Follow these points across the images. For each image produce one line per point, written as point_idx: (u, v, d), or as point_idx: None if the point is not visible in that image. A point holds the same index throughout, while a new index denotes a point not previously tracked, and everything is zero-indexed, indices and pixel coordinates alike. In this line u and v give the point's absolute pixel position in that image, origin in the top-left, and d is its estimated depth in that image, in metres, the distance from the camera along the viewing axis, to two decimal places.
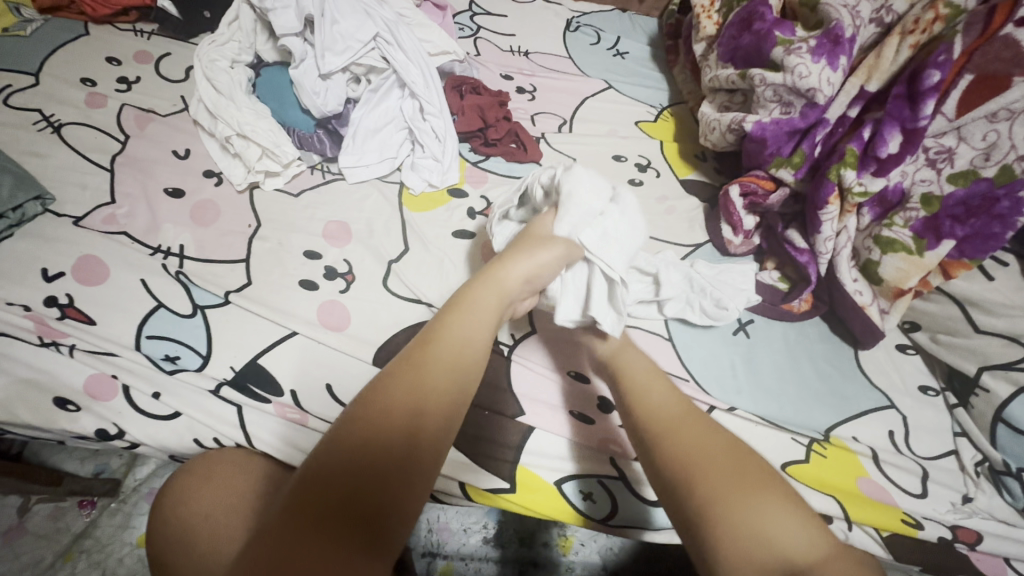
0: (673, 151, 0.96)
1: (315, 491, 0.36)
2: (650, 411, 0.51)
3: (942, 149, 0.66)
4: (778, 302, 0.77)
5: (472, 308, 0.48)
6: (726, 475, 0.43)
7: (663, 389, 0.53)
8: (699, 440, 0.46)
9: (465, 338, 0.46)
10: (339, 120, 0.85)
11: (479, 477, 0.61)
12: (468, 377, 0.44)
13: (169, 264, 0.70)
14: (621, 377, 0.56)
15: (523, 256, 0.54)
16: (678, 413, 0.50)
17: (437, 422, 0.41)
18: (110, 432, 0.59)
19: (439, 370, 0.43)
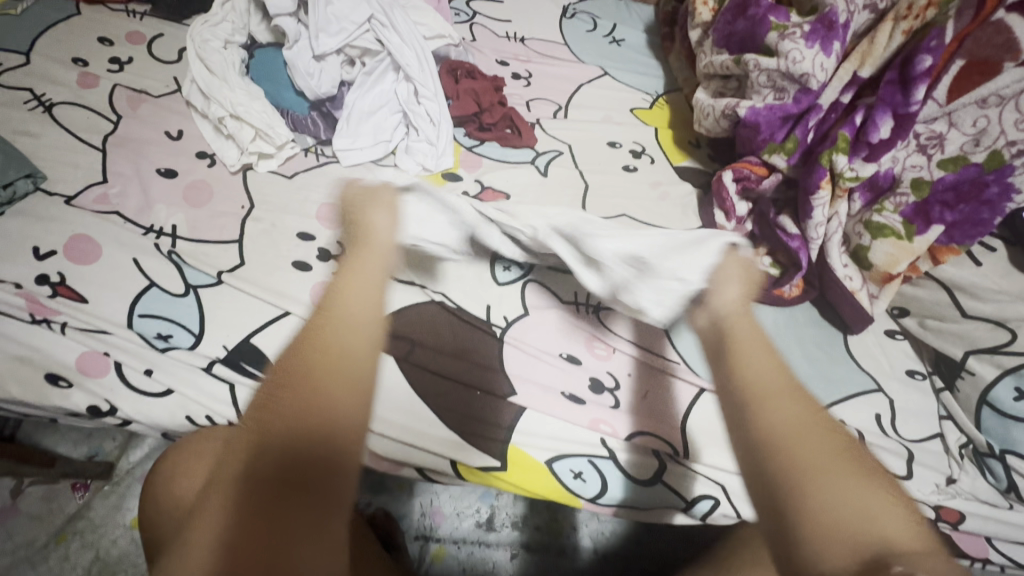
0: (668, 138, 0.96)
1: (286, 469, 0.39)
2: (736, 378, 0.45)
3: (933, 135, 0.67)
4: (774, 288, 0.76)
5: (365, 268, 0.51)
6: (812, 454, 0.40)
7: (767, 354, 0.46)
8: (791, 409, 0.42)
9: (365, 296, 0.48)
10: (334, 103, 0.85)
11: (470, 456, 0.62)
12: (366, 326, 0.46)
13: (162, 244, 0.70)
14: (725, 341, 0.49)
15: (386, 210, 0.58)
16: (773, 386, 0.43)
17: (357, 376, 0.43)
18: (102, 409, 0.60)
19: (345, 329, 0.45)
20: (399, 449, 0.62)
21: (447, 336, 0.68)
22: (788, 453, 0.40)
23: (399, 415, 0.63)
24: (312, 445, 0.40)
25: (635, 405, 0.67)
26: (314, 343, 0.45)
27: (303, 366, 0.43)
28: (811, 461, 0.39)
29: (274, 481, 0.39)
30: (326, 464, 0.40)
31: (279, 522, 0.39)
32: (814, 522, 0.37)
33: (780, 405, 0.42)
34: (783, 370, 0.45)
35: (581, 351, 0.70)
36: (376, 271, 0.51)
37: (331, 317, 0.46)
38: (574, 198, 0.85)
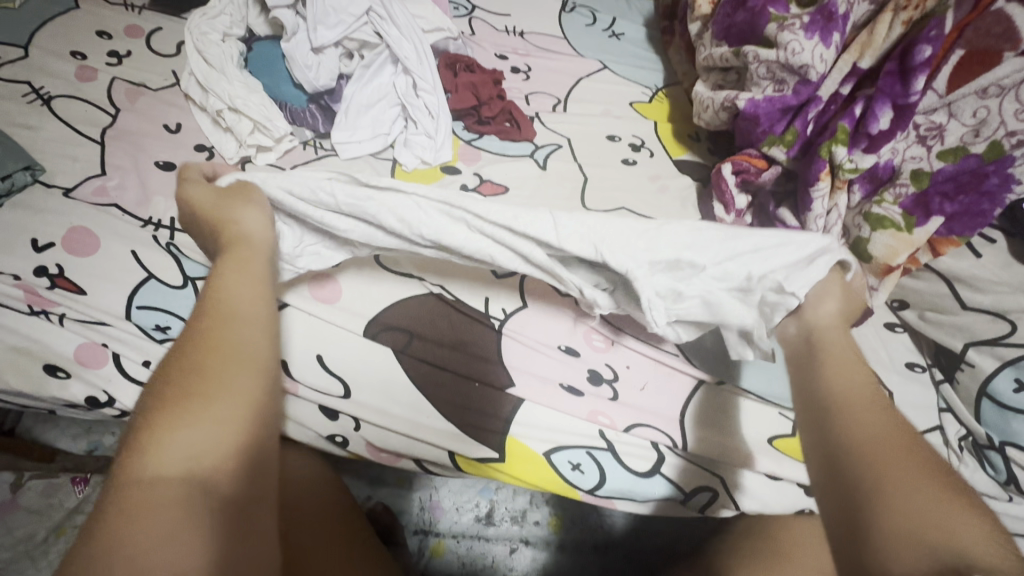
0: (667, 132, 0.96)
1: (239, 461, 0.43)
2: (832, 388, 0.48)
3: (933, 126, 0.66)
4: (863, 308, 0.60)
5: (241, 263, 0.54)
6: (899, 472, 0.41)
7: (850, 362, 0.50)
8: (869, 414, 0.45)
9: (245, 290, 0.52)
10: (332, 96, 0.84)
11: (469, 447, 0.62)
12: (264, 326, 0.51)
13: (160, 236, 0.70)
14: (816, 344, 0.53)
15: (251, 206, 0.59)
16: (867, 392, 0.47)
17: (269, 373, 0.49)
18: (101, 400, 0.60)
19: (249, 329, 0.50)
20: (401, 442, 0.63)
21: (443, 328, 0.68)
22: (883, 469, 0.42)
23: (398, 407, 0.63)
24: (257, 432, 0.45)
25: (633, 396, 0.67)
26: (218, 325, 0.49)
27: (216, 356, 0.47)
28: (895, 477, 0.41)
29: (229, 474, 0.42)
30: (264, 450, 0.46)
31: (231, 508, 0.42)
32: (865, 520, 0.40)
33: (863, 414, 0.45)
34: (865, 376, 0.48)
35: (580, 343, 0.70)
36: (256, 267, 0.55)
37: (223, 312, 0.50)
38: (573, 192, 0.85)
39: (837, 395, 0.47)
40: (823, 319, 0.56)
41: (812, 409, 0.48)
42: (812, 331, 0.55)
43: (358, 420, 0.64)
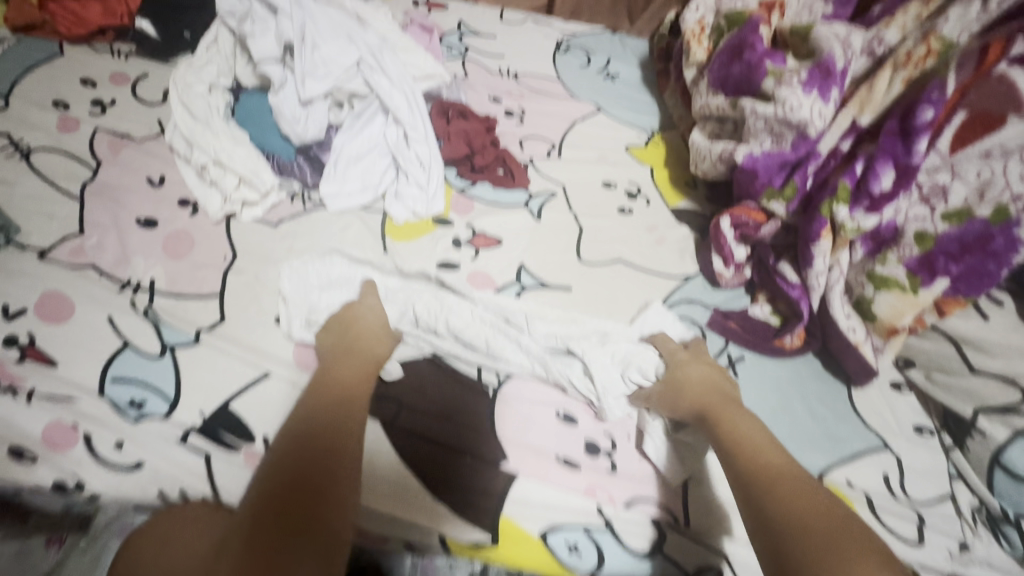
0: (664, 178, 0.94)
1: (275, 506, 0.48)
2: (747, 456, 0.55)
3: (936, 186, 0.65)
4: (715, 378, 0.66)
5: (353, 356, 0.63)
6: (828, 543, 0.45)
7: (769, 446, 0.57)
8: (797, 486, 0.51)
9: (348, 374, 0.61)
10: (320, 146, 0.82)
11: (459, 530, 0.58)
12: (353, 403, 0.58)
13: (138, 300, 0.67)
14: (718, 423, 0.60)
15: (378, 320, 0.67)
16: (783, 466, 0.54)
17: (352, 440, 0.55)
18: (69, 485, 0.56)
19: (337, 412, 0.57)
20: (391, 524, 0.58)
21: (432, 398, 0.65)
22: (820, 541, 0.45)
23: (384, 485, 0.59)
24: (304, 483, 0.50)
25: (633, 467, 0.64)
26: (312, 403, 0.58)
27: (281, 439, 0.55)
28: (822, 544, 0.45)
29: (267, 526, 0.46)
30: (329, 501, 0.49)
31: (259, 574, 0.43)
32: None
33: (793, 487, 0.51)
34: (782, 461, 0.55)
35: (579, 410, 0.67)
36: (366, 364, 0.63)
37: (317, 401, 0.58)
38: (568, 244, 0.83)
39: (762, 463, 0.54)
40: (698, 394, 0.64)
41: (743, 485, 0.53)
42: (709, 414, 0.61)
43: None
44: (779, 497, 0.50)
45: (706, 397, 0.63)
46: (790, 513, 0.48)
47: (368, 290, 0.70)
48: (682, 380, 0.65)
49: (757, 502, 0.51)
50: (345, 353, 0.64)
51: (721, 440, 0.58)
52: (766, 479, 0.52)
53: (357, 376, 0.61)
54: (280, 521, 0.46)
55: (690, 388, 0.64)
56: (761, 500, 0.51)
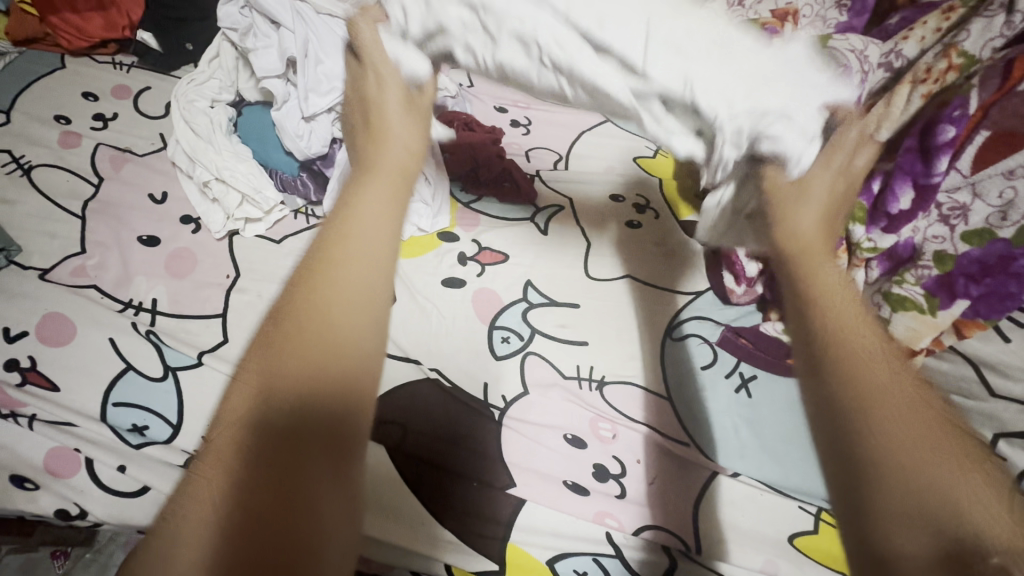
0: (673, 190, 0.92)
1: (288, 418, 0.30)
2: (849, 324, 0.35)
3: (956, 206, 0.63)
4: (839, 198, 0.45)
5: (382, 182, 0.40)
6: (916, 425, 0.31)
7: (856, 305, 0.38)
8: (883, 360, 0.34)
9: (375, 224, 0.36)
10: (323, 162, 0.80)
11: (466, 560, 0.57)
12: (349, 254, 0.34)
13: (140, 321, 0.66)
14: (805, 270, 0.40)
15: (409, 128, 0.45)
16: (867, 328, 0.35)
17: (339, 301, 0.33)
18: (71, 513, 0.56)
19: (341, 279, 0.33)
20: (396, 553, 0.58)
21: (438, 419, 0.64)
22: (913, 435, 0.30)
23: (390, 511, 0.58)
24: (316, 392, 0.30)
25: (643, 494, 0.62)
26: (291, 286, 0.34)
27: (257, 353, 0.32)
28: (916, 449, 0.30)
29: (272, 433, 0.29)
30: (338, 427, 0.30)
31: (285, 463, 0.29)
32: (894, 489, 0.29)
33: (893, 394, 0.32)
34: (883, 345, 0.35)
35: (588, 433, 0.66)
36: (394, 188, 0.39)
37: (322, 256, 0.34)
38: (575, 258, 0.82)
39: (840, 326, 0.35)
40: (822, 241, 0.42)
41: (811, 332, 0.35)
42: (802, 257, 0.40)
43: None
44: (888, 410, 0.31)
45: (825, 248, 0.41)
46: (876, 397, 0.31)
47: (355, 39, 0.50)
48: (796, 216, 0.43)
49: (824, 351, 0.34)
50: (371, 175, 0.40)
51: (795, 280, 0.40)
52: (849, 337, 0.35)
53: (381, 233, 0.36)
54: (293, 435, 0.29)
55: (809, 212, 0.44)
56: (826, 361, 0.34)
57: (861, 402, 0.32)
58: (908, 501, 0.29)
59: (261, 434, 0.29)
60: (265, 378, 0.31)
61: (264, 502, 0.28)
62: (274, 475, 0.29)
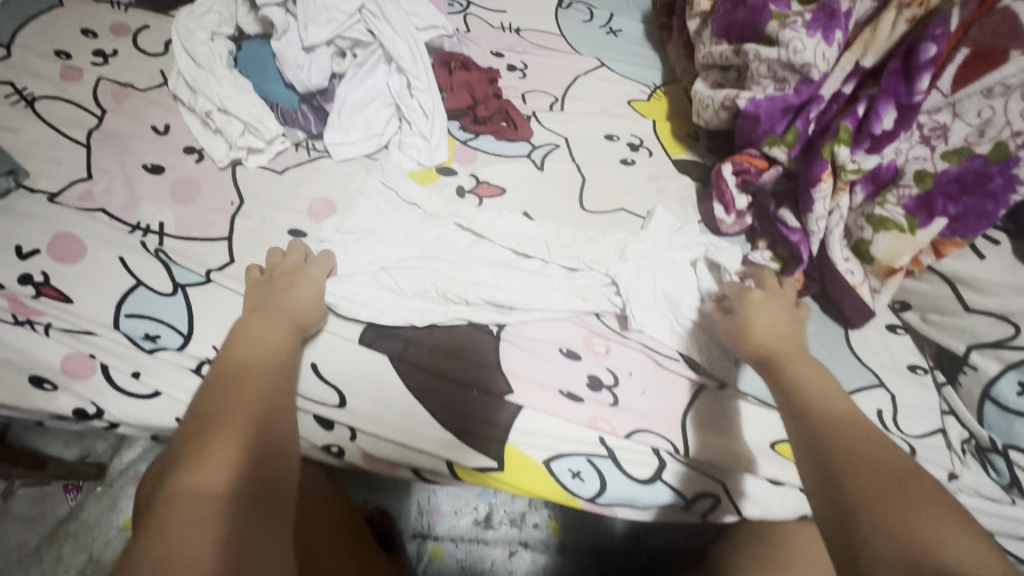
0: (666, 131, 0.94)
1: (251, 485, 0.44)
2: (817, 411, 0.52)
3: (937, 125, 0.66)
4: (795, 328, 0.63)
5: (270, 311, 0.59)
6: (887, 487, 0.44)
7: (837, 396, 0.53)
8: (861, 436, 0.49)
9: (272, 331, 0.57)
10: (324, 96, 0.83)
11: (466, 456, 0.61)
12: (285, 358, 0.56)
13: (149, 242, 0.68)
14: (784, 373, 0.57)
15: (309, 280, 0.64)
16: (845, 414, 0.51)
17: (284, 402, 0.53)
18: (88, 412, 0.58)
19: (270, 377, 0.53)
20: (398, 452, 0.61)
21: (438, 330, 0.67)
22: (885, 498, 0.43)
23: (391, 414, 0.61)
24: (267, 466, 0.46)
25: (635, 401, 0.66)
26: (234, 386, 0.51)
27: (227, 430, 0.46)
28: (886, 493, 0.43)
29: (244, 495, 0.43)
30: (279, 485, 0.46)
31: (247, 527, 0.41)
32: (872, 526, 0.41)
33: (870, 456, 0.46)
34: (859, 425, 0.50)
35: (582, 346, 0.69)
36: (294, 316, 0.60)
37: (231, 366, 0.53)
38: (571, 193, 0.84)
39: (825, 422, 0.50)
40: (778, 341, 0.61)
41: (805, 430, 0.51)
42: (776, 358, 0.59)
43: (354, 429, 0.61)
44: (855, 468, 0.46)
45: (787, 347, 0.60)
46: (853, 465, 0.46)
47: (325, 259, 0.67)
48: (755, 327, 0.62)
49: (819, 444, 0.49)
50: (265, 313, 0.59)
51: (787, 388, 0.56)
52: (833, 426, 0.50)
53: (282, 335, 0.57)
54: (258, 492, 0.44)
55: (764, 332, 0.61)
56: (820, 447, 0.49)
57: (846, 471, 0.46)
58: (887, 540, 0.40)
59: (235, 498, 0.42)
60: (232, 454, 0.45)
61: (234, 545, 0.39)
62: (238, 525, 0.41)
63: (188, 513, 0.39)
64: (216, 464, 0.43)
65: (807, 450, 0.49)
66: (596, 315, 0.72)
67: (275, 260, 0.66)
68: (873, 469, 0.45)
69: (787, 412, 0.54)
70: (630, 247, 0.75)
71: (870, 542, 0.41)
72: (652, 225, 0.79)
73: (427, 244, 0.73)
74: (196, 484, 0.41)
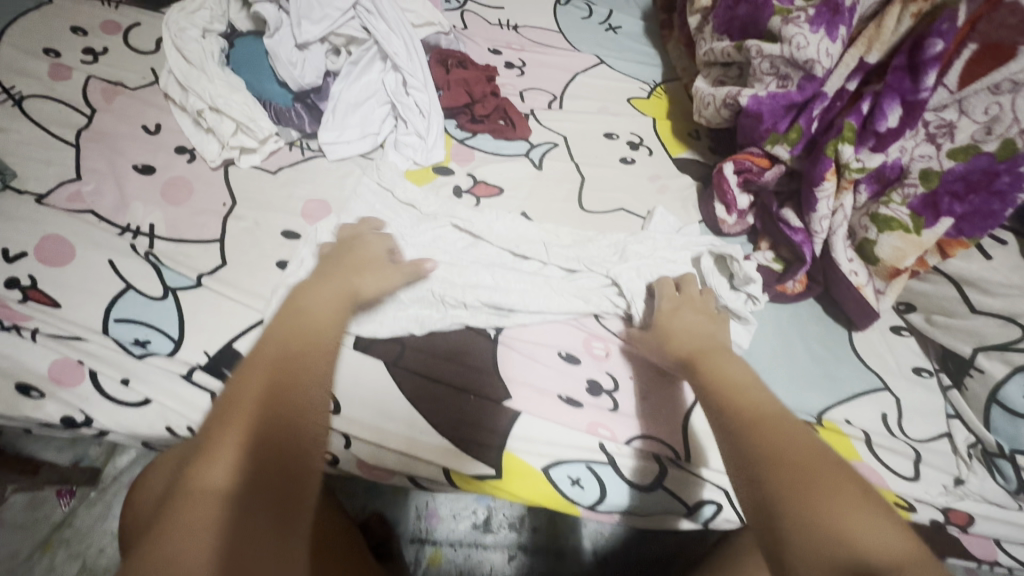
0: (666, 129, 0.93)
1: (267, 473, 0.39)
2: (733, 404, 0.49)
3: (943, 124, 0.64)
4: (716, 329, 0.63)
5: (328, 283, 0.58)
6: (805, 477, 0.41)
7: (753, 387, 0.51)
8: (781, 426, 0.46)
9: (319, 303, 0.55)
10: (318, 94, 0.81)
11: (464, 464, 0.59)
12: (324, 335, 0.52)
13: (139, 244, 0.67)
14: (703, 370, 0.55)
15: (370, 255, 0.64)
16: (762, 403, 0.49)
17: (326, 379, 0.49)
18: (77, 420, 0.56)
19: (306, 349, 0.49)
20: (395, 460, 0.59)
21: (433, 333, 0.66)
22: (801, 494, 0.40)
23: (389, 422, 0.60)
24: (290, 452, 0.42)
25: (635, 407, 0.64)
26: (266, 365, 0.46)
27: (248, 412, 0.42)
28: (804, 486, 0.40)
29: (255, 490, 0.38)
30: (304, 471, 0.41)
31: (258, 528, 0.36)
32: (792, 525, 0.39)
33: (790, 445, 0.44)
34: (781, 413, 0.48)
35: (581, 350, 0.68)
36: (338, 291, 0.58)
37: (274, 336, 0.49)
38: (570, 193, 0.82)
39: (747, 413, 0.48)
40: (696, 341, 0.60)
41: (726, 426, 0.48)
42: (695, 358, 0.58)
43: (347, 436, 0.59)
44: (771, 462, 0.43)
45: (707, 346, 0.59)
46: (769, 458, 0.43)
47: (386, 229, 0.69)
48: (675, 335, 0.61)
49: (736, 443, 0.46)
50: (319, 287, 0.57)
51: (706, 387, 0.54)
52: (750, 419, 0.47)
53: (328, 309, 0.55)
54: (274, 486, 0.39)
55: (678, 341, 0.61)
56: (736, 442, 0.46)
57: (761, 464, 0.43)
58: (804, 540, 0.38)
59: (243, 493, 0.37)
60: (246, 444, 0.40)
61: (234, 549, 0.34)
62: (245, 522, 0.36)
63: (190, 510, 0.35)
64: (225, 458, 0.39)
65: (727, 452, 0.47)
66: (597, 317, 0.71)
67: (346, 234, 0.67)
68: (791, 460, 0.42)
69: (708, 407, 0.52)
70: (630, 248, 0.74)
71: (792, 546, 0.38)
72: (652, 225, 0.78)
73: (423, 245, 0.72)
74: (203, 482, 0.37)
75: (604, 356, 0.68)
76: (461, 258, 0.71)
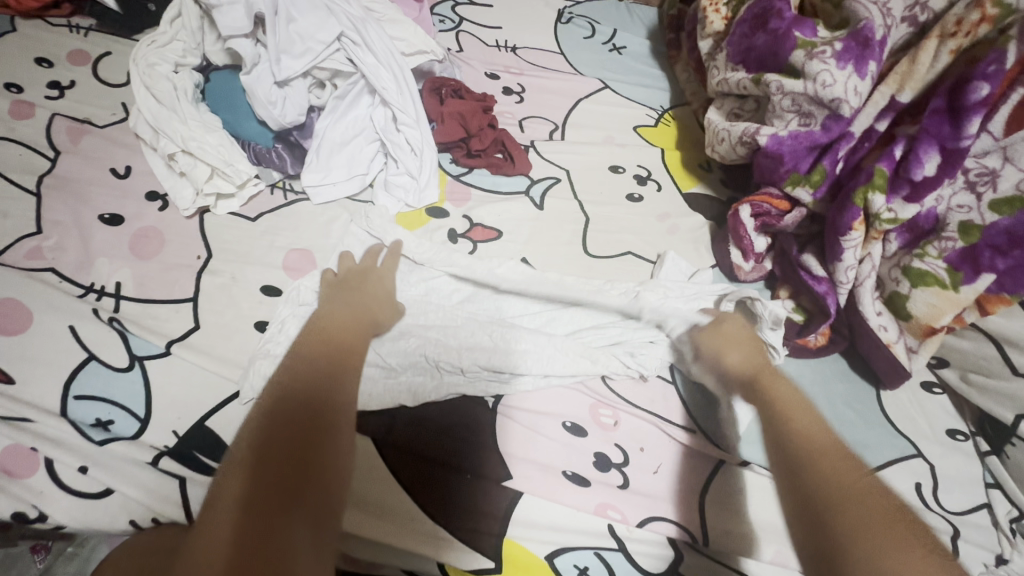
0: (675, 160, 0.87)
1: (279, 478, 0.42)
2: (798, 439, 0.51)
3: (984, 171, 0.59)
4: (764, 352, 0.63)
5: (346, 307, 0.60)
6: (873, 523, 0.42)
7: (815, 424, 0.52)
8: (845, 467, 0.47)
9: (337, 328, 0.57)
10: (301, 131, 0.76)
11: (460, 558, 0.53)
12: (341, 355, 0.54)
13: (103, 307, 0.61)
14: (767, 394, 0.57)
15: (382, 287, 0.64)
16: (834, 442, 0.50)
17: (342, 395, 0.51)
18: (30, 516, 0.51)
19: (321, 369, 0.52)
20: (386, 551, 0.54)
21: (426, 402, 0.60)
22: (870, 536, 0.41)
23: (377, 510, 0.54)
24: (297, 460, 0.44)
25: (647, 483, 0.59)
26: (287, 392, 0.49)
27: (264, 430, 0.46)
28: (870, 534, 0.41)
29: (269, 495, 0.41)
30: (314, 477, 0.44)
31: (267, 526, 0.39)
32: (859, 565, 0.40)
33: (857, 490, 0.45)
34: (848, 456, 0.49)
35: (588, 420, 0.62)
36: (357, 312, 0.60)
37: (295, 361, 0.53)
38: (572, 234, 0.77)
39: (815, 451, 0.49)
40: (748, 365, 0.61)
41: (792, 459, 0.49)
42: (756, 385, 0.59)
43: None
44: (838, 506, 0.44)
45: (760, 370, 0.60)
46: (839, 499, 0.44)
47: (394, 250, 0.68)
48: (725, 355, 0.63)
49: (804, 481, 0.47)
50: (338, 311, 0.59)
51: (767, 417, 0.55)
52: (813, 455, 0.49)
53: (348, 331, 0.57)
54: (295, 492, 0.42)
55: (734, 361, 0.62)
56: (802, 475, 0.47)
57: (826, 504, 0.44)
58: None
59: (253, 499, 0.41)
60: (270, 452, 0.44)
61: (253, 532, 0.38)
62: (253, 524, 0.39)
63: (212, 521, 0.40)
64: (241, 473, 0.43)
65: (788, 489, 0.48)
66: (604, 379, 0.65)
67: (348, 266, 0.65)
68: (859, 504, 0.44)
69: (771, 437, 0.53)
70: (639, 300, 0.68)
71: None
72: (662, 273, 0.72)
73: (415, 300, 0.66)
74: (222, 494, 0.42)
75: (613, 423, 0.62)
76: (455, 313, 0.66)
